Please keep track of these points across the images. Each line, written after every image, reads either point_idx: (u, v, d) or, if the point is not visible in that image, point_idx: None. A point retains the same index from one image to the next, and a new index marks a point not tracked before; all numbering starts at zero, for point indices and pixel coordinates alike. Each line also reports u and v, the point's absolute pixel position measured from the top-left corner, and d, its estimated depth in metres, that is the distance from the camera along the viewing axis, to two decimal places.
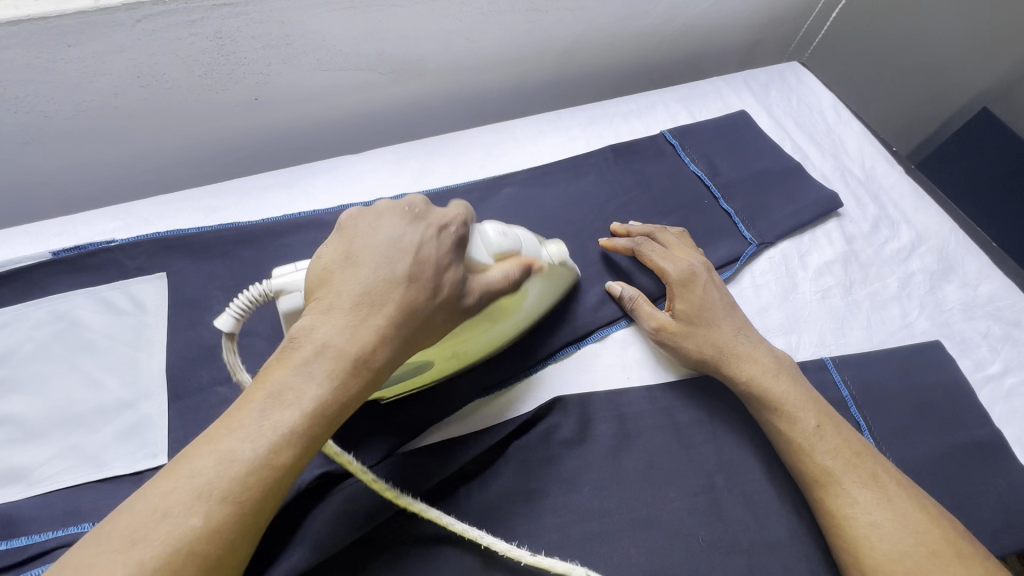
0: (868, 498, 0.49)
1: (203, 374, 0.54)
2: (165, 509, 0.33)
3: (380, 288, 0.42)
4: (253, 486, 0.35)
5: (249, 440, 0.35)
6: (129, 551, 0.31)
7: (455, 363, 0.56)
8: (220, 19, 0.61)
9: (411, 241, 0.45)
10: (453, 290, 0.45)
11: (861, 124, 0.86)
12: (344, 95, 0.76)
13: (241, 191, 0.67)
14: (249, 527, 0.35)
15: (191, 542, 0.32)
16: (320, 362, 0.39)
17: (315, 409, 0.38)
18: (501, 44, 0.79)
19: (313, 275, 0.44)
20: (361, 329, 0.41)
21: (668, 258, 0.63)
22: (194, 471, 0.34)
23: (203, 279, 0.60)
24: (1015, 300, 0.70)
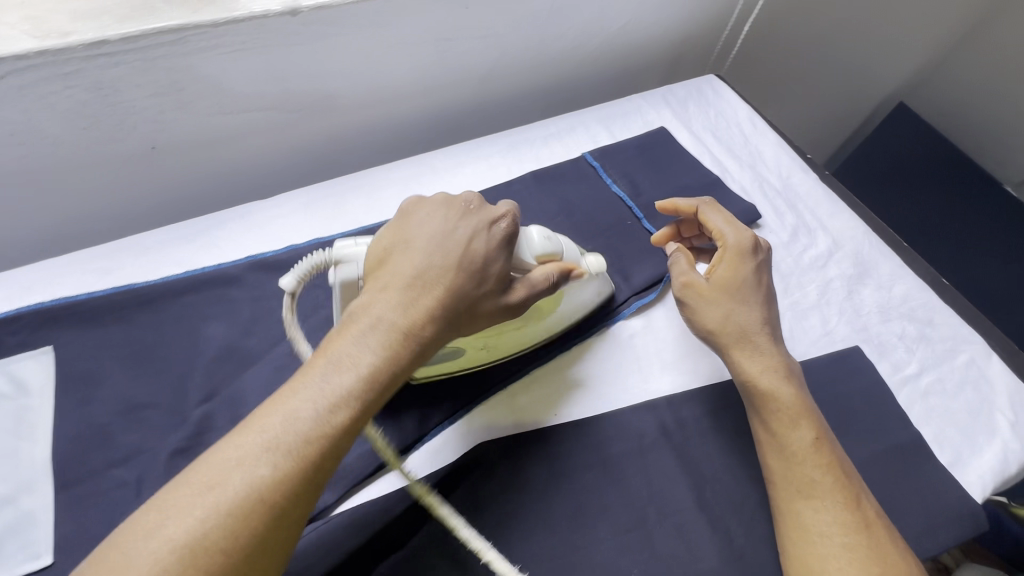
0: (846, 522, 0.48)
1: (95, 457, 0.50)
2: (239, 459, 0.36)
3: (428, 272, 0.46)
4: (315, 442, 0.38)
5: (312, 402, 0.39)
6: (208, 493, 0.35)
7: (486, 353, 0.59)
8: (98, 70, 0.58)
9: (462, 233, 0.48)
10: (496, 284, 0.48)
11: (776, 134, 0.88)
12: (251, 137, 0.73)
13: (140, 248, 0.63)
14: (308, 484, 0.38)
15: (261, 489, 0.35)
16: (376, 334, 0.43)
17: (372, 376, 0.41)
18: (413, 75, 0.77)
19: (374, 256, 0.48)
20: (413, 306, 0.44)
21: (726, 225, 0.64)
22: (267, 426, 0.38)
23: (95, 350, 0.56)
24: (927, 299, 0.72)
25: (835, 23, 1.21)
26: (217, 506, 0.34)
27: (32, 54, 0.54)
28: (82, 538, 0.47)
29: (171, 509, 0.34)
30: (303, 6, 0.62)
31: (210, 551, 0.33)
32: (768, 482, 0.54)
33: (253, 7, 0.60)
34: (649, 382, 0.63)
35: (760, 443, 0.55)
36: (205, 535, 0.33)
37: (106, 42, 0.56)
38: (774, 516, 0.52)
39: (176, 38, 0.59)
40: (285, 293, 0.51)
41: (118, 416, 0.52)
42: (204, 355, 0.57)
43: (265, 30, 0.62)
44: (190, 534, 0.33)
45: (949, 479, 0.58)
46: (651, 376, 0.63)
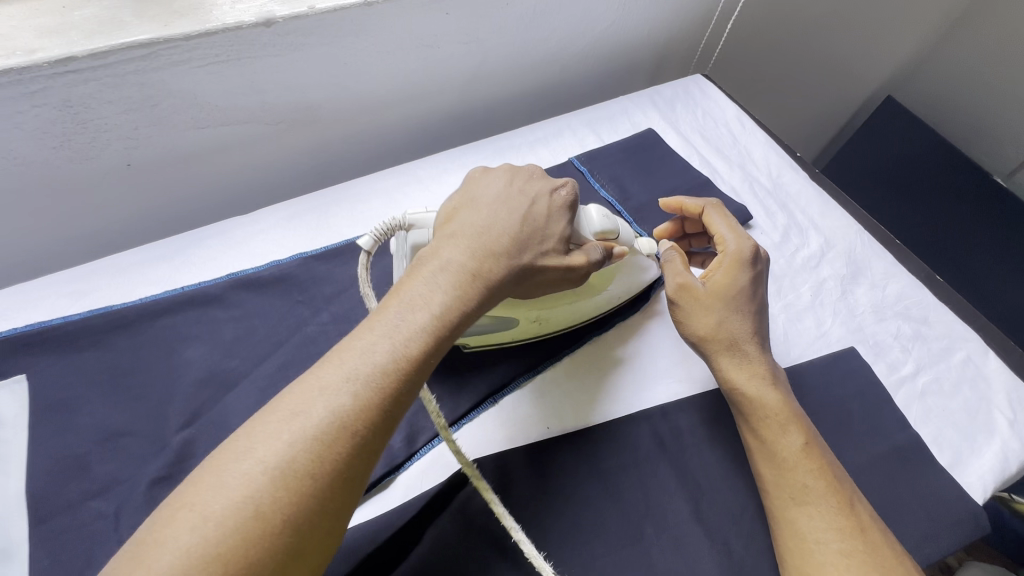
0: (841, 529, 0.47)
1: (71, 488, 0.49)
2: (320, 389, 0.36)
3: (498, 224, 0.47)
4: (392, 374, 0.37)
5: (388, 338, 0.38)
6: (295, 420, 0.34)
7: (537, 327, 0.61)
8: (66, 87, 0.56)
9: (524, 195, 0.50)
10: (560, 242, 0.50)
11: (765, 133, 0.87)
12: (230, 150, 0.71)
13: (117, 269, 0.62)
14: (383, 419, 0.37)
15: (345, 416, 0.35)
16: (447, 276, 0.43)
17: (444, 314, 0.41)
18: (395, 83, 0.76)
19: (442, 215, 0.49)
20: (484, 252, 0.45)
21: (730, 231, 0.62)
22: (345, 359, 0.37)
23: (70, 377, 0.54)
24: (921, 297, 0.71)
25: (820, 20, 1.21)
26: (304, 431, 0.34)
27: None
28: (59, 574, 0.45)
29: (260, 435, 0.34)
30: (277, 16, 0.60)
31: (300, 477, 0.33)
32: (764, 492, 0.52)
33: (226, 19, 0.59)
34: (641, 391, 0.61)
35: (751, 452, 0.54)
36: (294, 461, 0.33)
37: (73, 59, 0.54)
38: (773, 528, 0.51)
39: (147, 53, 0.57)
40: (362, 253, 0.53)
41: (95, 445, 0.51)
42: (184, 378, 0.55)
43: (239, 41, 0.61)
44: (279, 459, 0.33)
45: (949, 481, 0.57)
46: (644, 386, 0.62)
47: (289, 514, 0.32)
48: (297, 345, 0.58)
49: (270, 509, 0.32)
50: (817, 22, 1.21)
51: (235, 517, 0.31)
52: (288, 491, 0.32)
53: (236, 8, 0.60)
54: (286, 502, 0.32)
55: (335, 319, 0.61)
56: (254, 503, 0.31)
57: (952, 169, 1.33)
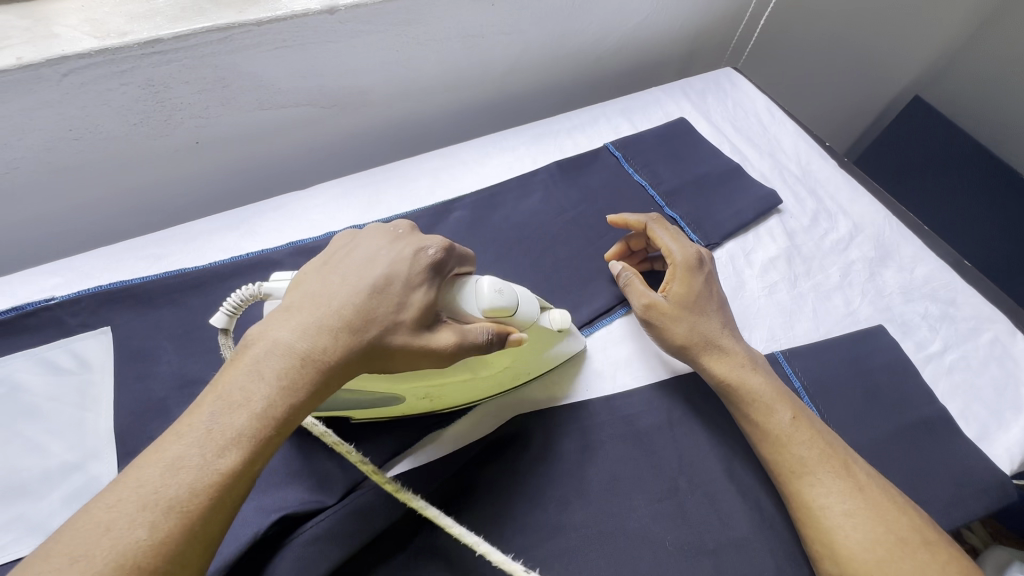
0: (841, 488, 0.50)
1: (153, 428, 0.53)
2: (99, 530, 0.30)
3: (341, 294, 0.41)
4: (199, 495, 0.32)
5: (194, 450, 0.33)
6: (69, 572, 0.29)
7: (428, 403, 0.55)
8: (151, 66, 0.61)
9: (383, 257, 0.44)
10: (418, 312, 0.42)
11: (794, 123, 0.90)
12: (287, 131, 0.76)
13: (188, 236, 0.67)
14: (192, 546, 0.32)
15: (130, 560, 0.30)
16: (272, 362, 0.37)
17: (265, 411, 0.35)
18: (440, 70, 0.80)
19: (292, 284, 0.43)
20: (318, 331, 0.39)
21: (675, 241, 0.66)
22: (136, 485, 0.32)
23: (149, 330, 0.59)
24: (949, 280, 0.73)
25: (849, 19, 1.23)
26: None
27: (94, 52, 0.57)
28: None
29: None
30: (341, 4, 0.65)
31: None
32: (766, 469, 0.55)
33: (294, 6, 0.64)
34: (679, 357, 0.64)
35: (747, 435, 0.57)
36: None
37: (159, 41, 0.60)
38: (783, 502, 0.53)
39: (223, 37, 0.62)
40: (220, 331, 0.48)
41: (174, 390, 0.55)
42: None
43: (305, 27, 0.65)
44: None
45: (977, 452, 0.59)
46: None
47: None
48: None
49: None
50: (845, 21, 1.23)
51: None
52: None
53: None
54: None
55: None
56: None
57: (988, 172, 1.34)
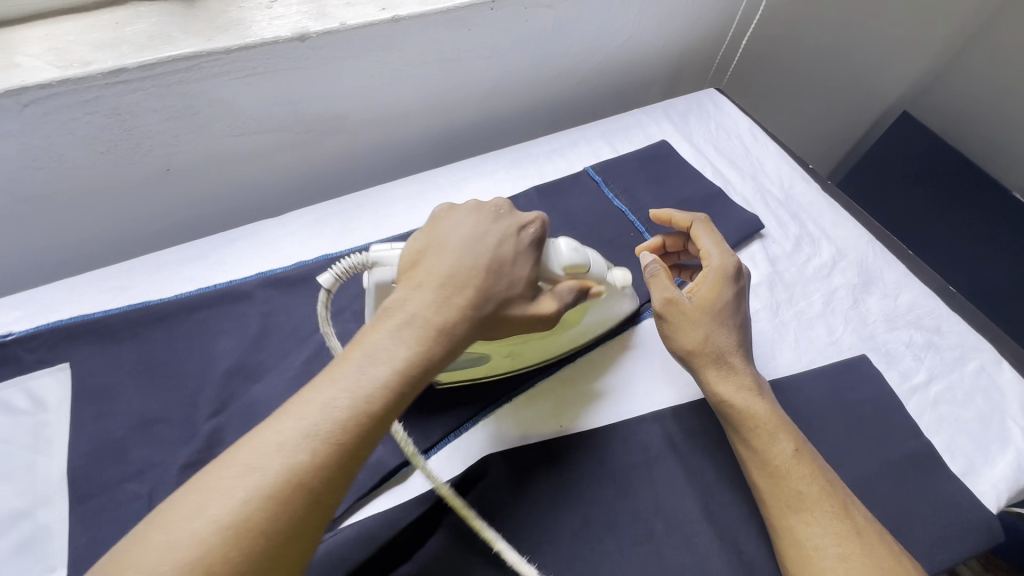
0: (837, 529, 0.49)
1: (109, 471, 0.51)
2: (277, 447, 0.37)
3: (462, 270, 0.47)
4: (350, 432, 0.38)
5: (348, 393, 0.39)
6: (249, 479, 0.35)
7: (508, 363, 0.60)
8: (116, 95, 0.60)
9: (493, 236, 0.50)
10: (525, 288, 0.49)
11: (777, 145, 0.89)
12: (261, 157, 0.75)
13: (154, 266, 0.65)
14: (343, 473, 0.38)
15: (298, 476, 0.36)
16: (409, 328, 0.43)
17: (405, 368, 0.41)
18: (417, 95, 0.79)
19: (409, 255, 0.49)
20: (446, 303, 0.45)
21: (715, 248, 0.64)
22: (304, 413, 0.38)
23: (109, 367, 0.57)
24: (934, 307, 0.72)
25: (836, 36, 1.23)
26: (257, 489, 0.35)
27: (54, 83, 0.56)
28: (97, 550, 0.48)
29: (212, 492, 0.35)
30: (312, 31, 0.64)
31: (250, 536, 0.34)
32: (759, 501, 0.53)
33: (264, 34, 0.63)
34: (652, 394, 0.62)
35: (744, 463, 0.55)
36: (245, 521, 0.34)
37: (124, 70, 0.58)
38: (772, 537, 0.52)
39: (191, 65, 0.61)
40: (322, 291, 0.54)
41: (132, 431, 0.53)
42: (215, 370, 0.58)
43: (275, 55, 0.65)
44: (230, 517, 0.34)
45: (962, 489, 0.57)
46: (656, 388, 0.63)
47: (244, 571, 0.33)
48: (322, 342, 0.61)
49: (220, 568, 0.33)
50: (830, 40, 1.23)
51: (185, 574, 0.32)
52: (241, 550, 0.34)
53: (273, 24, 0.64)
54: (238, 559, 0.33)
55: (358, 318, 0.63)
56: (205, 564, 0.33)
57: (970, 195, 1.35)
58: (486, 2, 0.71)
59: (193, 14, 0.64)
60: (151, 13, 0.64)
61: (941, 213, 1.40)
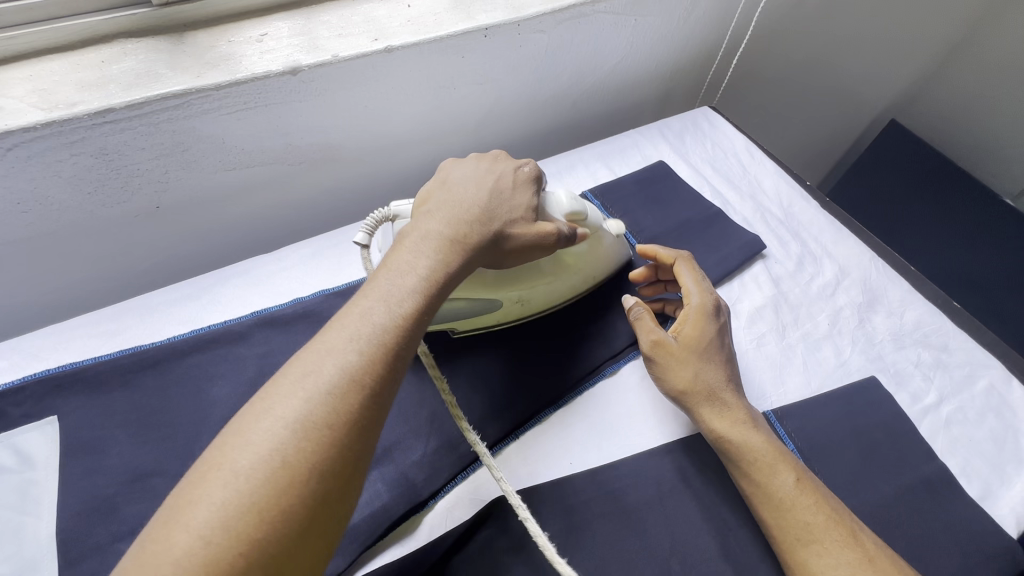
0: (849, 561, 0.47)
1: (100, 531, 0.49)
2: (327, 353, 0.38)
3: (467, 197, 0.51)
4: (390, 331, 0.40)
5: (381, 302, 0.41)
6: (307, 379, 0.36)
7: (518, 309, 0.64)
8: (103, 135, 0.58)
9: (489, 172, 0.54)
10: (529, 211, 0.53)
11: (774, 162, 0.89)
12: (254, 191, 0.74)
13: (146, 309, 0.63)
14: (392, 369, 0.39)
15: (352, 370, 0.37)
16: (429, 244, 0.46)
17: (432, 274, 0.44)
18: (412, 123, 0.78)
19: (414, 201, 0.53)
20: (457, 223, 0.48)
21: (694, 284, 0.63)
22: (346, 323, 0.39)
23: (100, 418, 0.55)
24: (940, 324, 0.71)
25: (824, 49, 1.23)
26: (317, 387, 0.36)
27: (38, 125, 0.54)
28: None
29: (275, 398, 0.36)
30: (304, 64, 0.63)
31: (319, 429, 0.35)
32: (770, 538, 0.51)
33: (254, 68, 0.62)
34: (663, 426, 0.61)
35: (749, 498, 0.54)
36: (311, 414, 0.35)
37: (111, 110, 0.57)
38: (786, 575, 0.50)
39: (180, 103, 0.60)
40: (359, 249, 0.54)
41: (124, 486, 0.51)
42: (211, 416, 0.56)
43: (267, 89, 0.63)
44: (297, 415, 0.35)
45: (982, 515, 0.56)
46: (666, 419, 0.61)
47: (314, 466, 0.34)
48: None
49: (296, 458, 0.34)
50: (819, 53, 1.24)
51: (262, 466, 0.33)
52: (310, 443, 0.34)
53: (264, 57, 0.63)
54: (308, 450, 0.34)
55: None
56: (281, 455, 0.34)
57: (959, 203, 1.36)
58: (480, 30, 0.70)
59: (182, 49, 0.63)
60: (139, 50, 0.63)
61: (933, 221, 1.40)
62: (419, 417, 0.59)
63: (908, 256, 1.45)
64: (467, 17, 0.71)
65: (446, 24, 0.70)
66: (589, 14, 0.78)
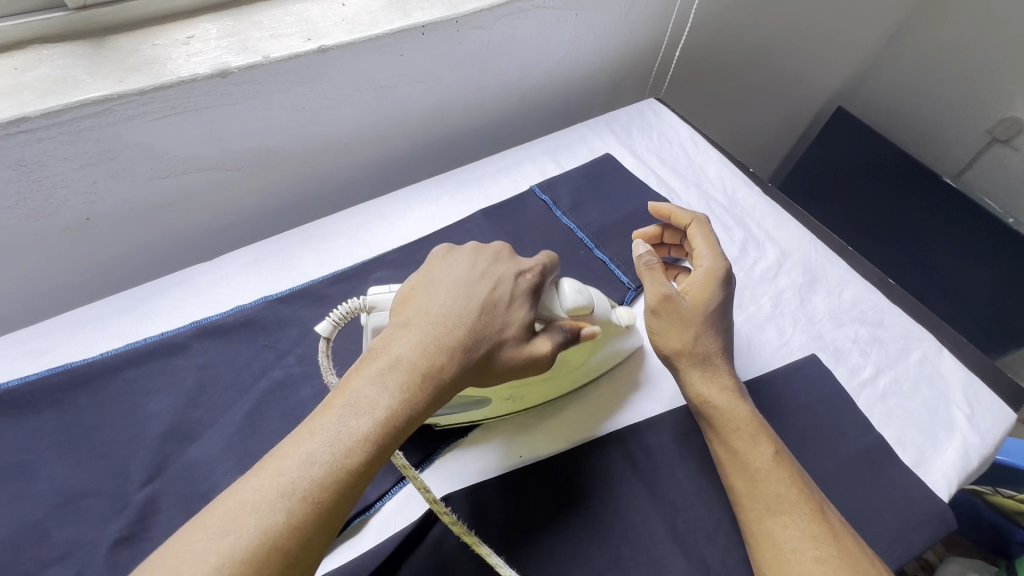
0: (816, 534, 0.48)
1: (29, 557, 0.47)
2: (252, 505, 0.35)
3: (459, 311, 0.48)
4: (328, 489, 0.37)
5: (326, 449, 0.38)
6: (222, 541, 0.34)
7: (508, 407, 0.60)
8: (20, 145, 0.56)
9: (485, 278, 0.51)
10: (521, 328, 0.50)
11: (718, 151, 0.91)
12: (192, 198, 0.72)
13: (78, 325, 0.61)
14: (326, 526, 0.37)
15: (276, 536, 0.34)
16: (393, 374, 0.43)
17: (387, 418, 0.41)
18: (354, 123, 0.77)
19: (398, 303, 0.50)
20: (430, 347, 0.45)
21: (708, 249, 0.64)
22: (281, 471, 0.37)
23: (29, 440, 0.53)
24: (876, 301, 0.74)
25: (769, 40, 1.26)
26: (231, 552, 0.33)
27: None
28: None
29: (190, 552, 0.33)
30: (233, 66, 0.62)
31: None
32: (737, 506, 0.53)
33: (181, 72, 0.60)
34: (612, 416, 0.62)
35: (723, 465, 0.55)
36: None
37: (26, 118, 0.54)
38: (747, 542, 0.51)
39: (103, 109, 0.58)
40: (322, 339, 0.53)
41: (53, 509, 0.49)
42: (148, 431, 0.54)
43: (195, 93, 0.61)
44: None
45: (915, 482, 0.58)
46: (615, 407, 0.62)
47: None
48: (264, 392, 0.58)
49: None
50: (764, 42, 1.27)
51: None
52: None
53: (191, 61, 0.61)
54: None
55: (302, 363, 0.60)
56: None
57: (890, 186, 1.42)
58: (417, 27, 0.70)
59: (103, 54, 0.61)
60: (56, 55, 0.60)
61: (870, 206, 1.48)
62: None
63: (853, 245, 1.54)
64: (403, 15, 0.70)
65: (382, 22, 0.69)
66: (528, 9, 0.78)
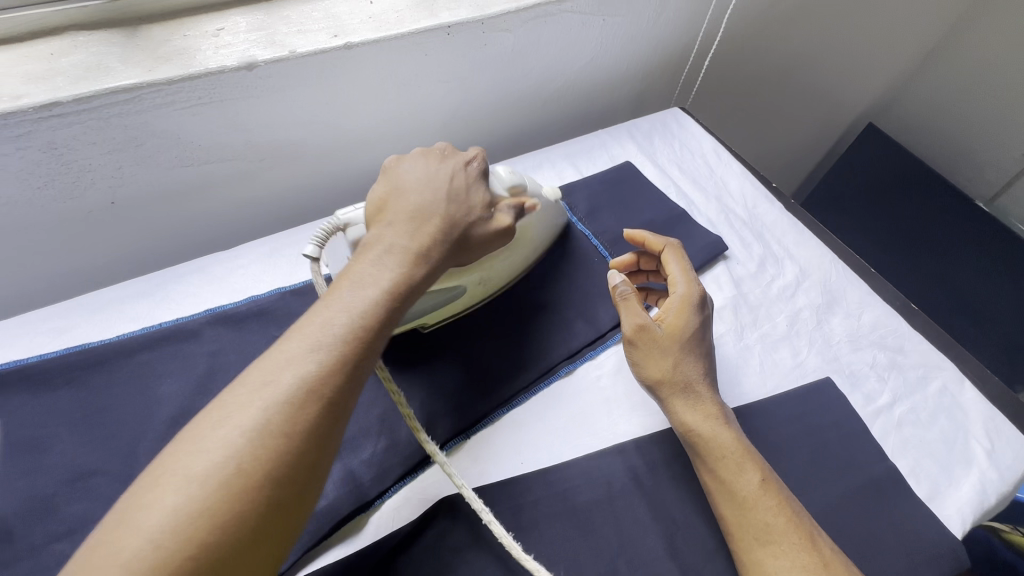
0: (805, 565, 0.47)
1: (37, 531, 0.48)
2: (286, 362, 0.38)
3: (428, 203, 0.51)
4: (350, 342, 0.40)
5: (344, 311, 0.42)
6: (263, 390, 0.37)
7: (479, 291, 0.66)
8: (51, 129, 0.57)
9: (444, 171, 0.54)
10: (483, 208, 0.55)
11: (740, 164, 0.89)
12: (214, 188, 0.73)
13: (98, 307, 0.63)
14: (356, 374, 0.40)
15: (314, 380, 0.38)
16: (391, 255, 0.47)
17: (392, 287, 0.45)
18: (376, 120, 0.78)
19: (371, 204, 0.53)
20: (419, 231, 0.49)
21: (681, 274, 0.63)
22: (307, 335, 0.40)
23: (45, 416, 0.54)
24: (897, 326, 0.72)
25: (801, 52, 1.24)
26: (277, 396, 0.37)
27: None
28: None
29: (232, 407, 0.36)
30: (259, 60, 0.62)
31: (273, 435, 0.36)
32: (727, 534, 0.52)
33: (208, 63, 0.61)
34: (616, 428, 0.61)
35: (711, 493, 0.54)
36: (270, 420, 0.36)
37: (58, 103, 0.56)
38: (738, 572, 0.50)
39: (131, 97, 0.59)
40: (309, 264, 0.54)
41: (63, 486, 0.50)
42: (158, 414, 0.55)
43: (221, 84, 0.62)
44: (254, 422, 0.36)
45: (927, 515, 0.57)
46: (620, 419, 0.62)
47: (255, 492, 0.34)
48: None
49: (249, 464, 0.34)
50: (795, 55, 1.24)
51: (218, 474, 0.34)
52: (266, 453, 0.35)
53: (219, 53, 0.62)
54: (265, 462, 0.35)
55: None
56: (236, 462, 0.34)
57: (918, 207, 1.38)
58: (443, 27, 0.70)
59: (136, 43, 0.62)
60: (91, 42, 0.62)
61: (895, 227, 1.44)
62: (369, 417, 0.59)
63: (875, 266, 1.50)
64: (430, 14, 0.70)
65: (408, 22, 0.69)
66: (555, 13, 0.78)
